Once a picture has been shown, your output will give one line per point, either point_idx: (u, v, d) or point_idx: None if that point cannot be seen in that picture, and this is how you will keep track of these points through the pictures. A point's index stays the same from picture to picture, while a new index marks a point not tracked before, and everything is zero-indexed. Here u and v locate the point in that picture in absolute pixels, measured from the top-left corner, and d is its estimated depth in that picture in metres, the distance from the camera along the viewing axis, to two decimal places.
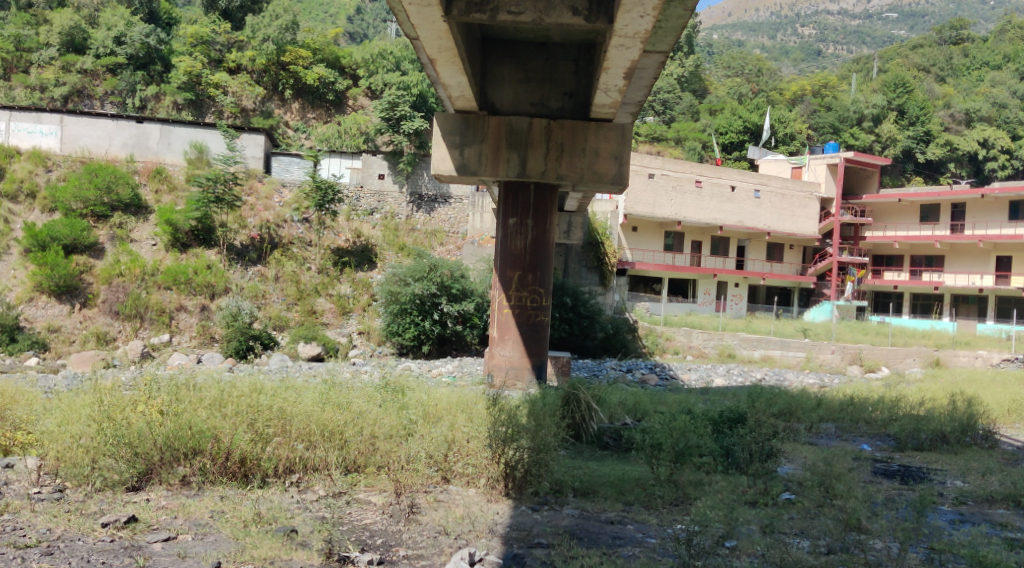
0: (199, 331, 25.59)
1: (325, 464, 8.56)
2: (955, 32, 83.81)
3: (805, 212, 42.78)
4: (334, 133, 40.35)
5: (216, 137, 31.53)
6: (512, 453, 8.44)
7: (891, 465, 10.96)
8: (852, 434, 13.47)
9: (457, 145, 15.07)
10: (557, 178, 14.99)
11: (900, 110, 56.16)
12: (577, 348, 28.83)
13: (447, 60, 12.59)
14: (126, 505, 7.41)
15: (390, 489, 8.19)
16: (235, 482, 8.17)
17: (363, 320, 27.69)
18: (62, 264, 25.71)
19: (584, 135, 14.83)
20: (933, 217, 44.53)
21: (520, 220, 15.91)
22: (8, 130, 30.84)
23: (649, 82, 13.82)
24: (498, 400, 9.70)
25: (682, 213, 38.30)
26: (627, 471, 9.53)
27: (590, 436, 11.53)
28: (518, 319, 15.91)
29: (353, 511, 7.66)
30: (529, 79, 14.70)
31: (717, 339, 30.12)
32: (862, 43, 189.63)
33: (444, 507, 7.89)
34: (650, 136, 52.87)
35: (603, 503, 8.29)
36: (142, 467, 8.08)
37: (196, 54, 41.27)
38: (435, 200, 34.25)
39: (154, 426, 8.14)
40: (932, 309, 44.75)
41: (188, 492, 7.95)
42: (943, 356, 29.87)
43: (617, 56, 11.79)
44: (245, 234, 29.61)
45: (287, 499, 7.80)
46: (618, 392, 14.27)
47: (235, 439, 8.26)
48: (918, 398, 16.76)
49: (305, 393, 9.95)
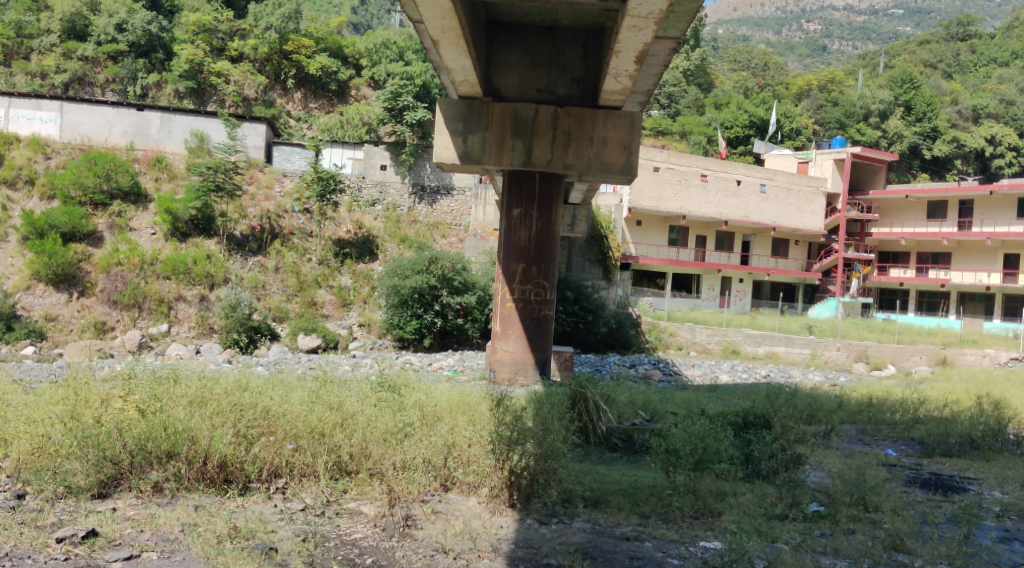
0: (199, 322, 24.88)
1: (313, 470, 7.80)
2: (962, 28, 82.80)
3: (812, 208, 41.96)
4: (336, 123, 39.28)
5: (216, 125, 30.88)
6: (517, 459, 7.69)
7: (922, 473, 10.23)
8: (875, 437, 12.77)
9: (459, 133, 14.27)
10: (563, 168, 14.23)
11: (906, 106, 55.31)
12: (580, 342, 28.11)
13: (451, 42, 11.75)
14: (89, 516, 6.69)
15: (383, 498, 7.48)
16: (213, 490, 7.42)
17: (364, 312, 26.98)
18: (60, 253, 24.96)
19: (592, 123, 14.05)
20: (940, 214, 43.52)
21: (524, 211, 15.18)
22: (7, 117, 30.08)
23: (659, 69, 13.06)
24: (502, 401, 9.01)
25: (687, 207, 37.59)
26: (640, 477, 8.82)
27: (598, 437, 10.87)
28: (522, 313, 15.18)
29: (341, 524, 6.95)
30: (535, 65, 13.95)
31: (721, 335, 29.18)
32: (867, 39, 187.18)
33: (443, 520, 7.17)
34: (655, 130, 52.02)
35: (617, 516, 7.57)
36: (110, 473, 7.33)
37: (198, 42, 40.30)
38: (437, 191, 33.59)
39: (126, 426, 7.43)
40: (937, 306, 44.08)
41: (159, 500, 7.23)
42: (953, 355, 28.97)
43: (628, 38, 10.96)
44: (245, 224, 28.81)
45: (270, 510, 7.11)
46: (627, 389, 13.52)
47: (215, 442, 7.49)
48: (940, 399, 15.89)
49: (294, 390, 9.19)
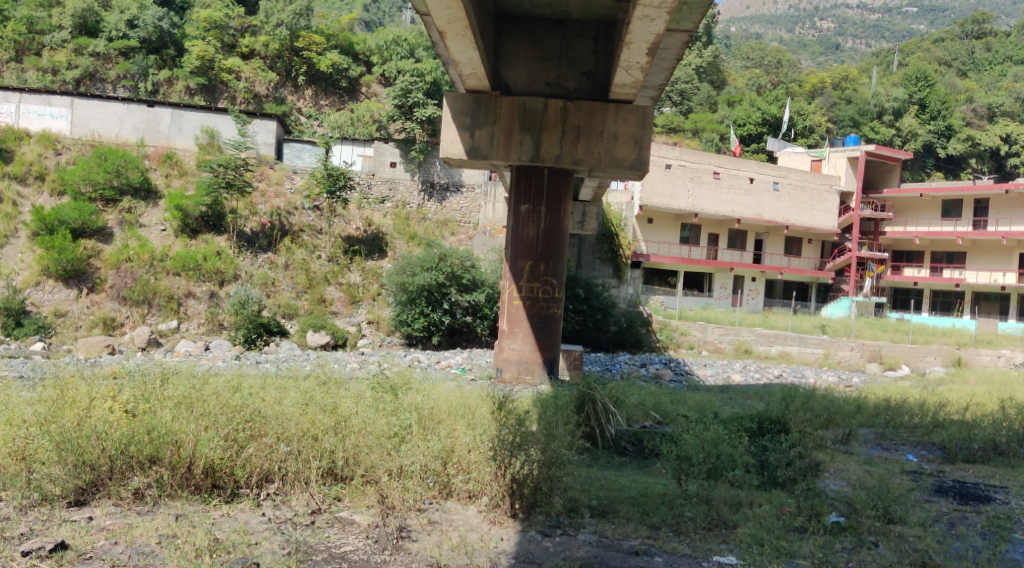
0: (208, 319, 24.59)
1: (306, 475, 7.41)
2: (977, 26, 81.52)
3: (825, 206, 41.26)
4: (346, 120, 38.90)
5: (227, 122, 30.62)
6: (520, 466, 7.30)
7: (946, 480, 9.74)
8: (893, 442, 12.30)
9: (467, 127, 13.81)
10: (573, 163, 13.70)
11: (921, 104, 54.45)
12: (590, 341, 27.61)
13: (457, 34, 11.30)
14: (62, 526, 6.33)
15: (377, 506, 7.09)
16: (197, 497, 7.04)
17: (373, 310, 26.63)
18: (69, 248, 24.69)
19: (602, 117, 13.54)
20: (955, 212, 42.74)
21: (532, 207, 14.74)
22: (18, 112, 29.82)
23: (671, 64, 12.63)
24: (505, 403, 8.61)
25: (699, 205, 37.09)
26: (650, 485, 8.40)
27: (607, 441, 10.49)
28: (529, 311, 14.74)
29: (331, 534, 6.58)
30: (544, 58, 13.52)
31: (733, 334, 28.67)
32: (881, 37, 185.57)
33: (439, 531, 6.78)
34: (667, 127, 51.41)
35: (625, 528, 7.15)
36: (89, 479, 6.95)
37: (209, 39, 39.95)
38: (446, 189, 33.13)
39: (106, 430, 7.06)
40: (952, 306, 43.37)
41: (140, 507, 6.85)
42: (968, 356, 28.43)
43: (639, 29, 10.50)
44: (255, 220, 28.47)
45: (256, 520, 6.73)
46: (637, 391, 13.11)
47: (200, 447, 7.10)
48: (958, 402, 15.36)
49: (288, 392, 8.80)
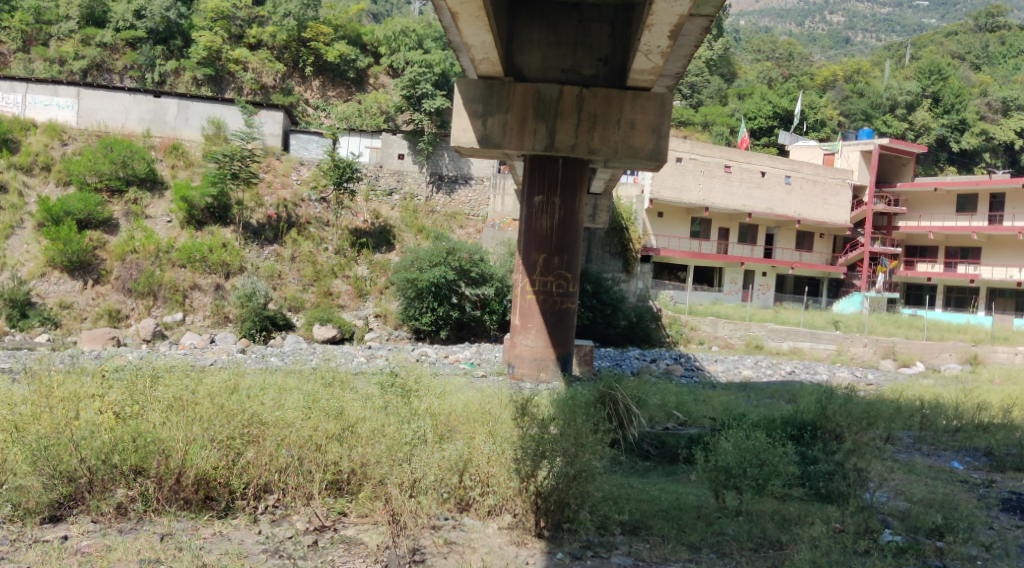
0: (213, 311, 23.89)
1: (307, 489, 6.71)
2: (991, 19, 79.27)
3: (839, 200, 40.32)
4: (353, 112, 38.11)
5: (234, 113, 29.78)
6: (543, 478, 6.58)
7: (1001, 491, 8.99)
8: (934, 446, 11.53)
9: (478, 114, 13.01)
10: (588, 153, 12.90)
11: (935, 96, 52.83)
12: (600, 336, 26.73)
13: (470, 15, 10.47)
14: (31, 549, 5.69)
15: (384, 522, 6.43)
16: (186, 512, 6.38)
17: (380, 303, 25.85)
18: (74, 239, 24.03)
19: (619, 105, 12.74)
20: (971, 206, 41.73)
21: (545, 198, 13.93)
22: (24, 102, 29.22)
23: (689, 51, 11.79)
24: (527, 409, 7.87)
25: (710, 198, 36.14)
26: (683, 496, 7.69)
27: (628, 444, 9.80)
28: (542, 305, 14.00)
29: (334, 557, 5.91)
30: (559, 44, 12.72)
31: (743, 330, 27.95)
32: (890, 31, 181.78)
33: (455, 552, 6.10)
34: (678, 120, 50.51)
35: (662, 548, 6.45)
36: (65, 492, 6.31)
37: (217, 29, 39.14)
38: (454, 181, 32.33)
39: (88, 437, 6.37)
40: (966, 302, 42.43)
41: (123, 524, 6.20)
42: (986, 352, 27.52)
43: (661, 9, 9.67)
44: (262, 212, 27.70)
45: (250, 539, 6.08)
46: (655, 390, 12.37)
47: (189, 456, 6.43)
48: (991, 405, 14.53)
49: (290, 393, 8.09)
